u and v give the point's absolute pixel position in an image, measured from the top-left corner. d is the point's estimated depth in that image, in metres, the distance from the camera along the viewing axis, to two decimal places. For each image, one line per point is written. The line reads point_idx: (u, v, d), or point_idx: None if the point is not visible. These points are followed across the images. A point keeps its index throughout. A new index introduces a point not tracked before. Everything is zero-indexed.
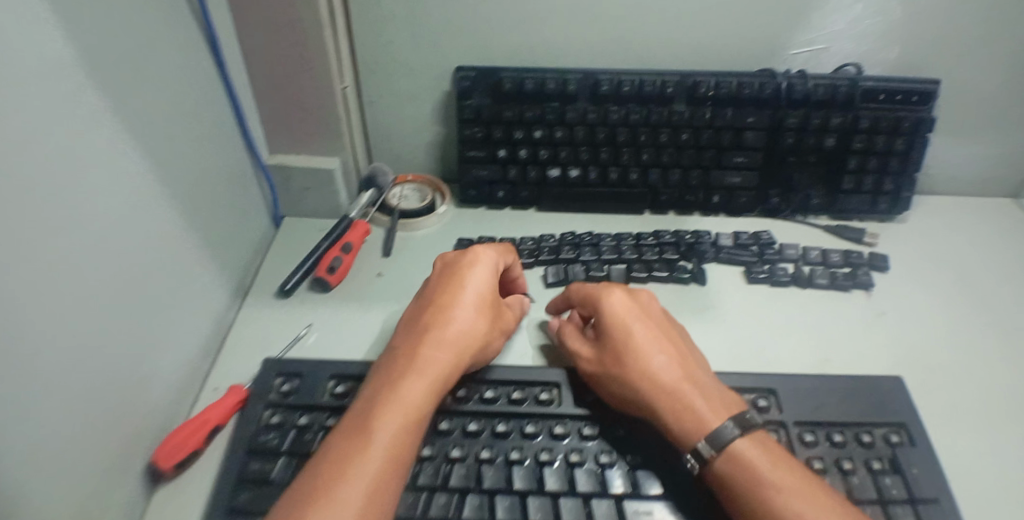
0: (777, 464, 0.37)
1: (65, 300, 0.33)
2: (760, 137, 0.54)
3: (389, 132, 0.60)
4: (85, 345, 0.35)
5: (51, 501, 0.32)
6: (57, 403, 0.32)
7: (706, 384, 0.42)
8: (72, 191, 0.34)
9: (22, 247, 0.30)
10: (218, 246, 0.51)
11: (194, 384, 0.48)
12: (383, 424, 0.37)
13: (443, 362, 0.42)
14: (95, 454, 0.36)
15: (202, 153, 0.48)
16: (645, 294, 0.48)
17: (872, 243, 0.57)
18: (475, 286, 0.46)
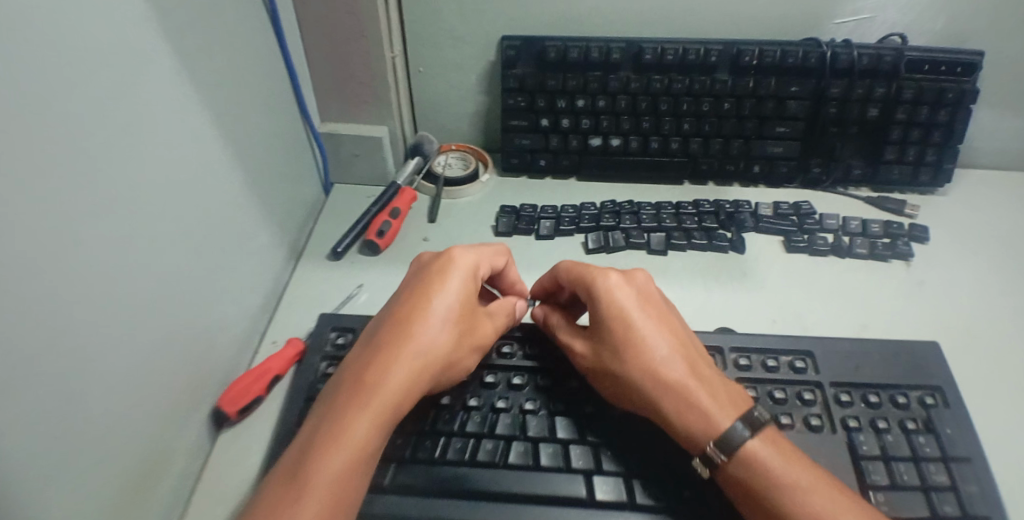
0: (789, 463, 0.37)
1: (133, 250, 0.36)
2: (803, 107, 0.55)
3: (434, 102, 0.62)
4: (154, 292, 0.38)
5: (123, 429, 0.36)
6: (128, 343, 0.35)
7: (711, 381, 0.41)
8: (141, 149, 0.36)
9: (97, 196, 0.32)
10: (275, 209, 0.54)
11: (254, 337, 0.51)
12: (319, 466, 0.35)
13: (393, 393, 0.38)
14: (162, 393, 0.40)
15: (260, 119, 0.50)
16: (640, 277, 0.46)
17: (915, 214, 0.58)
18: (440, 302, 0.42)
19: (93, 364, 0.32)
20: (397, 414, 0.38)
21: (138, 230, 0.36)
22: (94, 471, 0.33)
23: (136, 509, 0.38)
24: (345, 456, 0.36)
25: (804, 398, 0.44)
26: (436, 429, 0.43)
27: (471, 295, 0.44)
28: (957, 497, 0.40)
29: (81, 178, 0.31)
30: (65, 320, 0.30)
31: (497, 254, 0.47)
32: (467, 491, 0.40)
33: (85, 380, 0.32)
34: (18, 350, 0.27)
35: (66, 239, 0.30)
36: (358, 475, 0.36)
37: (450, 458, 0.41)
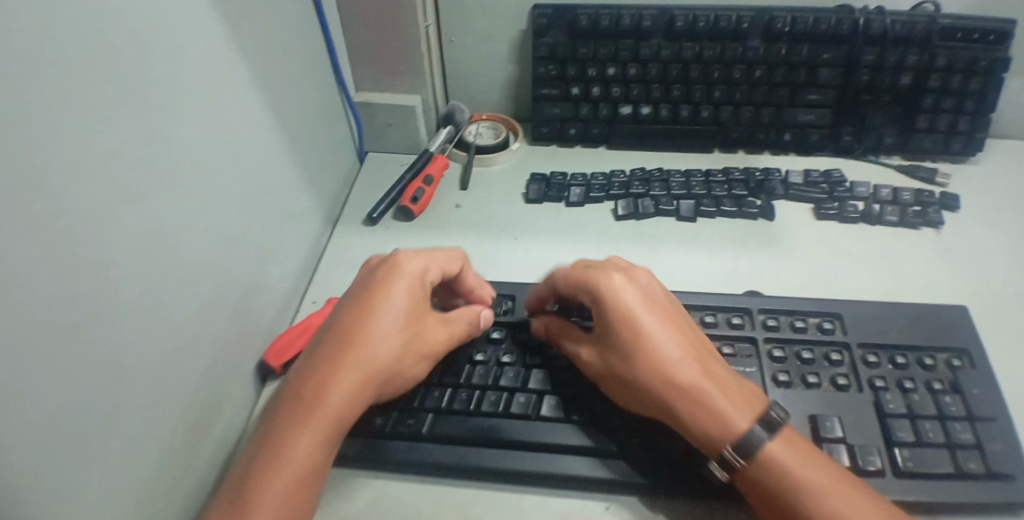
0: (806, 463, 0.36)
1: (184, 204, 0.38)
2: (835, 74, 0.55)
3: (466, 72, 0.63)
4: (201, 249, 0.40)
5: (177, 374, 0.38)
6: (178, 297, 0.38)
7: (720, 382, 0.39)
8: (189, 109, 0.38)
9: (147, 153, 0.34)
10: (314, 174, 0.55)
11: (295, 296, 0.54)
12: (265, 483, 0.35)
13: (335, 407, 0.38)
14: (212, 342, 0.42)
15: (301, 87, 0.52)
16: (638, 277, 0.44)
17: (944, 183, 0.58)
18: (382, 311, 0.41)
19: (147, 305, 0.34)
20: (341, 426, 0.38)
21: (186, 183, 0.38)
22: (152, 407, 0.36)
23: (191, 448, 0.40)
24: (291, 471, 0.35)
25: (831, 359, 0.45)
26: (471, 383, 0.46)
27: (417, 301, 0.43)
28: (981, 455, 0.41)
29: (132, 128, 0.33)
30: (121, 260, 0.32)
31: (449, 259, 0.46)
32: (500, 441, 0.43)
33: (140, 319, 0.34)
34: (78, 283, 0.29)
35: (119, 184, 0.32)
36: (305, 490, 0.36)
37: (484, 410, 0.44)
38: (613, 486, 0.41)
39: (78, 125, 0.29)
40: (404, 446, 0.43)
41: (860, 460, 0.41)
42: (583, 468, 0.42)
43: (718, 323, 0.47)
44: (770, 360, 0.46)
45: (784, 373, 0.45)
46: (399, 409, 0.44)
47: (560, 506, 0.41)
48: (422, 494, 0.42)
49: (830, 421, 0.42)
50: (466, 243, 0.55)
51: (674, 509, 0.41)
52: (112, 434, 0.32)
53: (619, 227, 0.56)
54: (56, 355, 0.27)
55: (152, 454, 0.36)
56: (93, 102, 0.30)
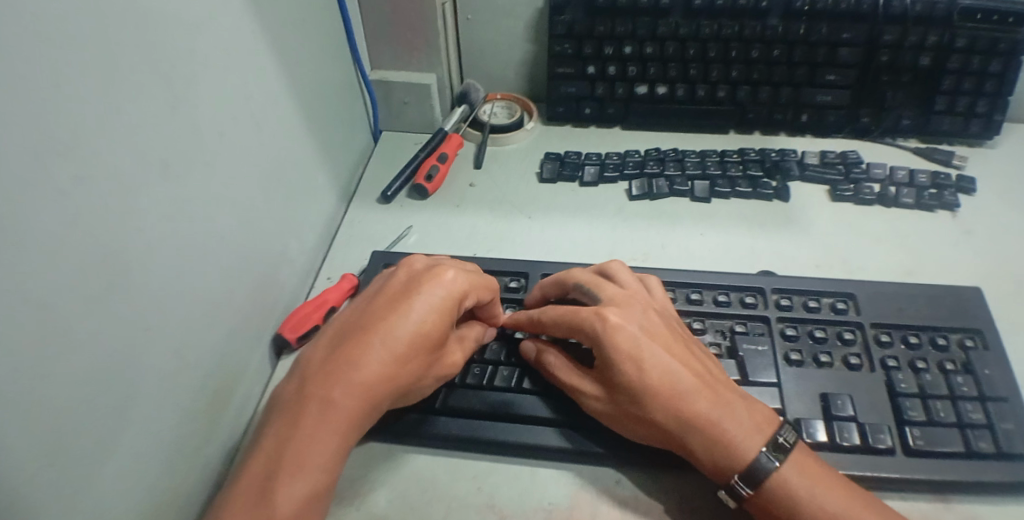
0: (817, 486, 0.36)
1: (205, 177, 0.38)
2: (854, 53, 0.55)
3: (482, 51, 0.63)
4: (220, 223, 0.40)
5: (197, 344, 0.39)
6: (197, 269, 0.38)
7: (734, 411, 0.38)
8: (211, 82, 0.38)
9: (168, 126, 0.35)
10: (331, 151, 0.56)
11: (312, 272, 0.54)
12: (285, 489, 0.34)
13: (353, 416, 0.37)
14: (231, 315, 0.43)
15: (318, 63, 0.52)
16: (636, 308, 0.43)
17: (962, 165, 0.57)
18: (413, 326, 0.39)
19: (167, 270, 0.35)
20: (355, 434, 0.38)
21: (206, 152, 0.38)
22: (174, 370, 0.36)
23: (210, 415, 0.41)
24: (305, 486, 0.35)
25: (844, 338, 0.46)
26: (484, 359, 0.46)
27: (450, 320, 0.41)
28: (992, 435, 0.41)
29: (154, 93, 0.33)
30: (141, 223, 0.33)
31: (482, 282, 0.44)
32: (513, 416, 0.43)
33: (161, 282, 0.35)
34: (98, 240, 0.30)
35: (142, 147, 0.33)
36: (322, 498, 0.36)
37: (498, 385, 0.45)
38: (623, 460, 0.42)
39: (102, 86, 0.29)
40: (419, 419, 0.44)
41: (870, 438, 0.41)
42: (594, 440, 0.42)
43: (731, 302, 0.48)
44: (782, 339, 0.46)
45: (797, 352, 0.45)
46: None
47: (571, 480, 0.42)
48: (436, 465, 0.43)
49: (842, 399, 0.43)
50: (481, 221, 0.56)
51: (684, 482, 0.42)
52: (135, 392, 0.33)
53: (634, 207, 0.56)
54: (75, 307, 0.28)
55: (173, 416, 0.37)
56: (117, 65, 0.30)
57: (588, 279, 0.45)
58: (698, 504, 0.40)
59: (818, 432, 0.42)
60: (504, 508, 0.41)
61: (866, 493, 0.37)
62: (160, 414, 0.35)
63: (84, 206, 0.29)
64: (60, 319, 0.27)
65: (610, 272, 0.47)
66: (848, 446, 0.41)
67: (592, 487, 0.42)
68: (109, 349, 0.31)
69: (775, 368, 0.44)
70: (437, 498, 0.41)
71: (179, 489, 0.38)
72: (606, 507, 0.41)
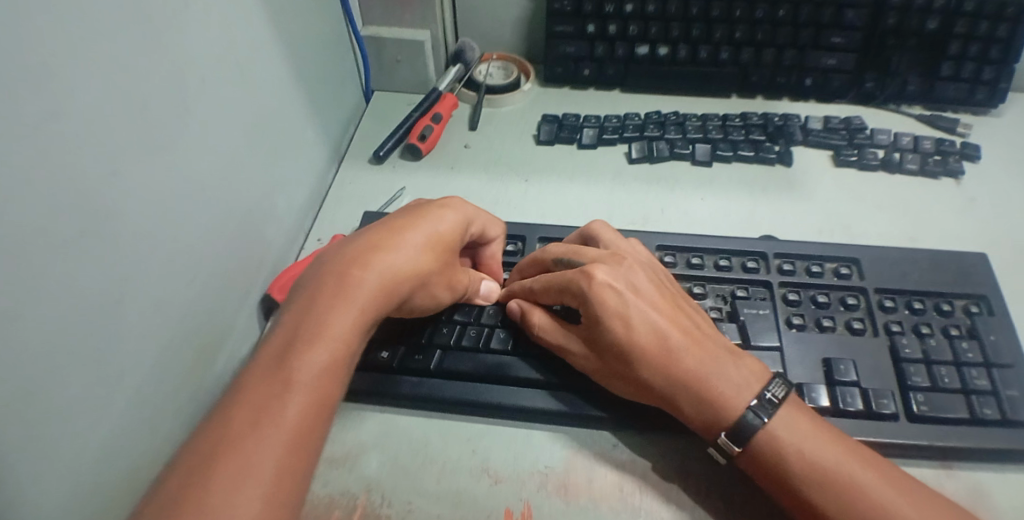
0: (817, 440, 0.35)
1: (188, 124, 0.36)
2: (861, 15, 0.53)
3: (478, 8, 0.61)
4: (203, 174, 0.38)
5: (178, 301, 0.36)
6: (178, 222, 0.36)
7: (720, 359, 0.38)
8: (195, 25, 0.36)
9: (148, 69, 0.32)
10: (319, 108, 0.53)
11: (301, 232, 0.52)
12: (306, 355, 0.33)
13: (373, 294, 0.37)
14: (212, 275, 0.40)
15: (308, 13, 0.50)
16: (626, 264, 0.41)
17: (966, 133, 0.56)
18: (433, 225, 0.41)
19: (148, 214, 0.33)
20: (375, 317, 0.37)
21: (189, 95, 0.36)
22: (154, 323, 0.34)
23: (195, 374, 0.39)
24: (327, 353, 0.34)
25: (847, 303, 0.44)
26: (481, 320, 0.45)
27: (463, 232, 0.43)
28: (997, 401, 0.40)
29: (135, 21, 0.31)
30: (122, 160, 0.31)
31: (485, 212, 0.46)
32: (505, 379, 0.42)
33: (142, 228, 0.33)
34: (74, 177, 0.27)
35: (122, 78, 0.30)
36: (338, 373, 0.34)
37: (494, 347, 0.43)
38: (622, 424, 0.41)
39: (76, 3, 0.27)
40: (412, 382, 0.42)
41: (873, 404, 0.40)
42: (595, 402, 0.41)
43: (732, 266, 0.46)
44: (784, 304, 0.45)
45: (799, 316, 0.44)
46: (406, 344, 0.43)
47: (567, 443, 0.41)
48: (430, 426, 0.42)
49: (845, 365, 0.42)
50: (474, 182, 0.54)
51: (687, 447, 0.40)
52: (111, 344, 0.31)
53: (633, 171, 0.54)
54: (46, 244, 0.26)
55: (153, 373, 0.35)
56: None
57: (565, 249, 0.43)
58: (697, 466, 0.39)
59: (821, 397, 0.41)
60: (498, 471, 0.39)
61: (867, 450, 0.36)
62: (138, 373, 0.33)
63: (55, 131, 0.26)
64: (31, 252, 0.25)
65: (594, 234, 0.45)
66: (851, 411, 0.40)
67: (590, 451, 0.40)
68: (84, 298, 0.29)
69: (777, 332, 0.43)
70: (429, 461, 0.40)
71: (161, 448, 0.36)
72: (604, 471, 0.39)
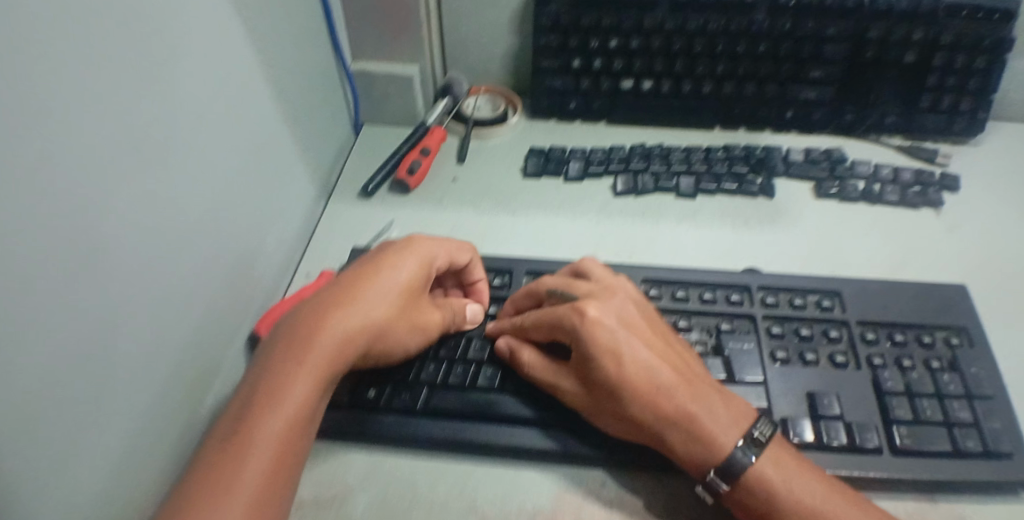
0: (796, 479, 0.36)
1: (177, 172, 0.36)
2: (841, 50, 0.54)
3: (465, 42, 0.62)
4: (193, 219, 0.38)
5: (166, 348, 0.36)
6: (168, 269, 0.36)
7: (706, 397, 0.38)
8: (184, 74, 0.36)
9: (140, 123, 0.33)
10: (308, 144, 0.54)
11: (289, 268, 0.52)
12: (260, 420, 0.34)
13: (328, 352, 0.37)
14: (200, 319, 0.40)
15: (296, 52, 0.50)
16: (615, 300, 0.42)
17: (945, 163, 0.57)
18: (389, 276, 0.42)
19: (138, 260, 0.33)
20: (332, 374, 0.38)
21: (179, 144, 0.36)
22: (142, 373, 0.34)
23: (183, 418, 0.39)
24: (283, 415, 0.35)
25: (830, 336, 0.45)
26: (467, 357, 0.45)
27: (424, 277, 0.44)
28: (979, 434, 0.41)
29: (127, 74, 0.31)
30: (114, 210, 0.31)
31: (458, 244, 0.46)
32: (494, 417, 0.42)
33: (134, 280, 0.33)
34: (71, 237, 0.28)
35: (116, 136, 0.31)
36: (297, 433, 0.35)
37: (480, 384, 0.43)
38: (608, 461, 0.41)
39: (69, 60, 0.27)
40: (399, 420, 0.42)
41: (857, 437, 0.41)
42: (582, 439, 0.41)
43: (716, 299, 0.47)
44: (768, 336, 0.45)
45: (782, 350, 0.45)
46: (392, 383, 0.44)
47: (555, 480, 0.41)
48: (418, 466, 0.42)
49: (828, 398, 0.42)
50: (462, 216, 0.54)
51: (673, 483, 0.41)
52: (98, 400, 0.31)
53: (619, 204, 0.55)
54: (39, 302, 0.26)
55: (140, 423, 0.34)
56: (88, 40, 0.28)
57: (559, 282, 0.45)
58: (683, 501, 0.40)
59: (805, 432, 0.41)
60: (487, 511, 0.39)
61: (849, 487, 0.37)
62: (126, 424, 0.33)
63: (53, 192, 0.27)
64: (24, 311, 0.25)
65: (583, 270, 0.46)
66: (835, 446, 0.40)
67: (578, 490, 0.41)
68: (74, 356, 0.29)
69: (762, 367, 0.44)
70: (418, 501, 0.40)
71: (148, 497, 0.36)
72: (593, 509, 0.40)
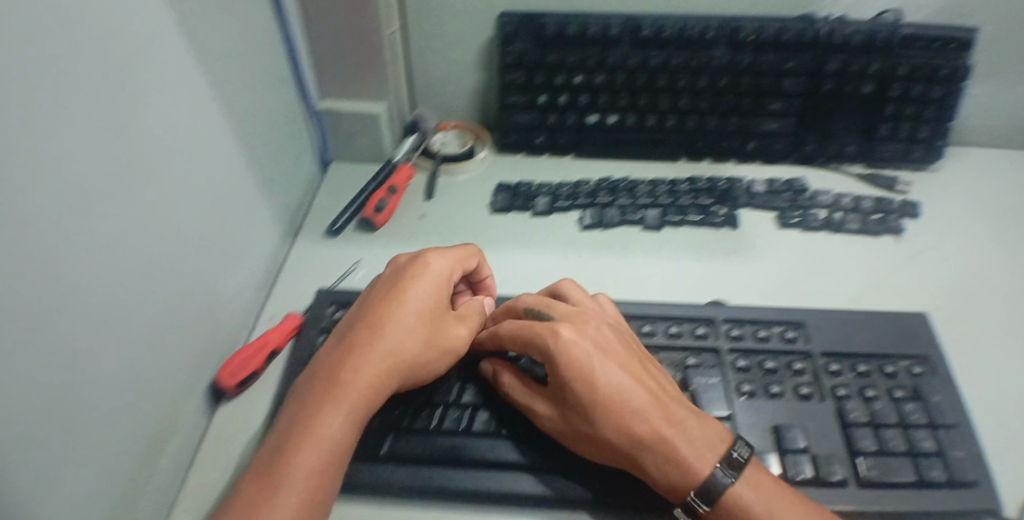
0: (775, 499, 0.36)
1: (142, 229, 0.36)
2: (800, 82, 0.56)
3: (433, 79, 0.63)
4: (157, 274, 0.38)
5: (128, 407, 0.36)
6: (132, 328, 0.36)
7: (684, 422, 0.38)
8: (146, 131, 0.36)
9: (105, 186, 0.32)
10: (274, 185, 0.54)
11: (254, 311, 0.52)
12: (299, 459, 0.35)
13: (364, 386, 0.38)
14: (163, 372, 0.40)
15: (261, 96, 0.50)
16: (590, 324, 0.42)
17: (905, 191, 0.59)
18: (412, 303, 0.43)
19: (99, 319, 0.33)
20: (368, 408, 0.38)
21: (143, 201, 0.36)
22: (103, 437, 0.34)
23: (143, 476, 0.38)
24: (319, 453, 0.36)
25: (794, 368, 0.45)
26: (435, 400, 0.45)
27: (442, 297, 0.44)
28: (943, 463, 0.41)
29: (92, 138, 0.31)
30: (77, 272, 0.30)
31: (467, 251, 0.47)
32: (461, 461, 0.42)
33: (99, 344, 0.32)
34: (40, 311, 0.28)
35: (83, 202, 0.31)
36: (333, 468, 0.36)
37: (446, 428, 0.43)
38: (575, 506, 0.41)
39: (34, 127, 0.27)
40: (363, 468, 0.41)
41: (823, 470, 0.40)
42: (549, 483, 0.41)
43: (682, 333, 0.47)
44: (733, 370, 0.46)
45: (748, 383, 0.45)
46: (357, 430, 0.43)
47: None
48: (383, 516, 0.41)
49: (793, 432, 0.42)
50: None
51: None
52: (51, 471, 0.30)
53: (586, 237, 0.55)
54: (6, 376, 0.26)
55: (101, 487, 0.34)
56: (53, 110, 0.28)
57: (537, 300, 0.45)
58: None
59: (770, 466, 0.41)
60: None
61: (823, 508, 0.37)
62: (87, 491, 0.32)
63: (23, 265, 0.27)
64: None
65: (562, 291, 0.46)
66: (800, 480, 0.40)
67: None
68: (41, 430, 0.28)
69: (727, 401, 0.44)
70: None
71: None
72: None
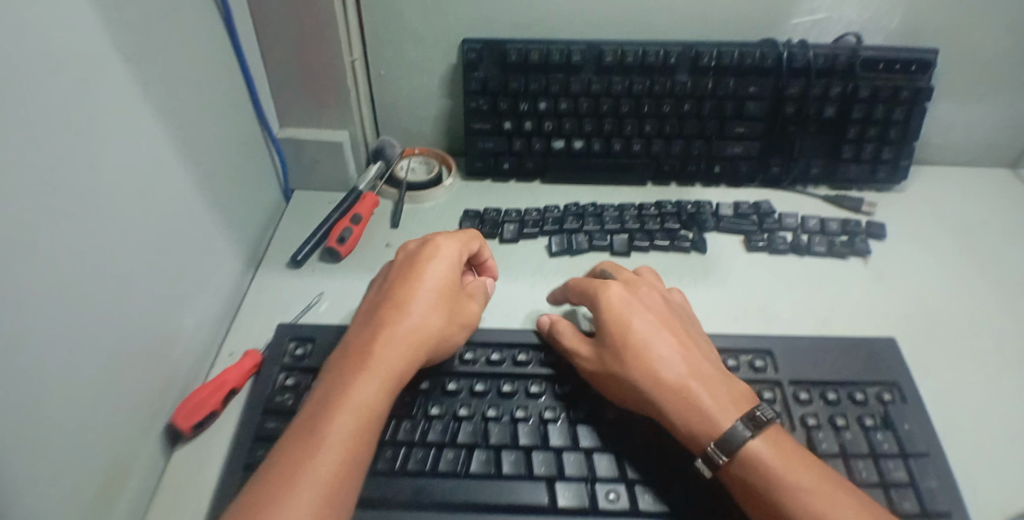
0: (793, 458, 0.36)
1: (100, 273, 0.35)
2: (762, 106, 0.56)
3: (398, 105, 0.62)
4: (114, 318, 0.36)
5: (84, 463, 0.34)
6: (88, 377, 0.34)
7: (710, 379, 0.40)
8: (104, 172, 0.35)
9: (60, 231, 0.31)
10: (234, 217, 0.53)
11: (212, 348, 0.50)
12: (335, 422, 0.35)
13: (394, 355, 0.39)
14: (121, 422, 0.38)
15: (220, 126, 0.49)
16: (642, 287, 0.46)
17: (870, 212, 0.59)
18: (430, 278, 0.44)
19: (54, 370, 0.31)
20: (398, 378, 0.39)
21: (101, 243, 0.35)
22: (56, 500, 0.32)
23: None
24: (355, 417, 0.36)
25: (764, 397, 0.44)
26: (397, 439, 0.41)
27: (456, 275, 0.46)
28: (916, 493, 0.40)
29: (47, 183, 0.30)
30: (30, 325, 0.29)
31: (470, 233, 0.48)
32: (429, 504, 0.38)
33: (53, 399, 0.30)
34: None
35: (36, 250, 0.29)
36: (368, 433, 0.36)
37: (410, 469, 0.39)
38: None
39: None
40: None
41: None
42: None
43: None
44: None
45: None
46: None
47: None
48: None
49: None
50: None
51: None
52: None
53: (555, 264, 0.55)
54: None
55: None
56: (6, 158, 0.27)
57: (612, 266, 0.50)
58: None
59: None
60: None
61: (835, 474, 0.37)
62: None
63: None
64: None
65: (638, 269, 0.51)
66: None
67: None
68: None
69: None
70: None
71: None
72: None
